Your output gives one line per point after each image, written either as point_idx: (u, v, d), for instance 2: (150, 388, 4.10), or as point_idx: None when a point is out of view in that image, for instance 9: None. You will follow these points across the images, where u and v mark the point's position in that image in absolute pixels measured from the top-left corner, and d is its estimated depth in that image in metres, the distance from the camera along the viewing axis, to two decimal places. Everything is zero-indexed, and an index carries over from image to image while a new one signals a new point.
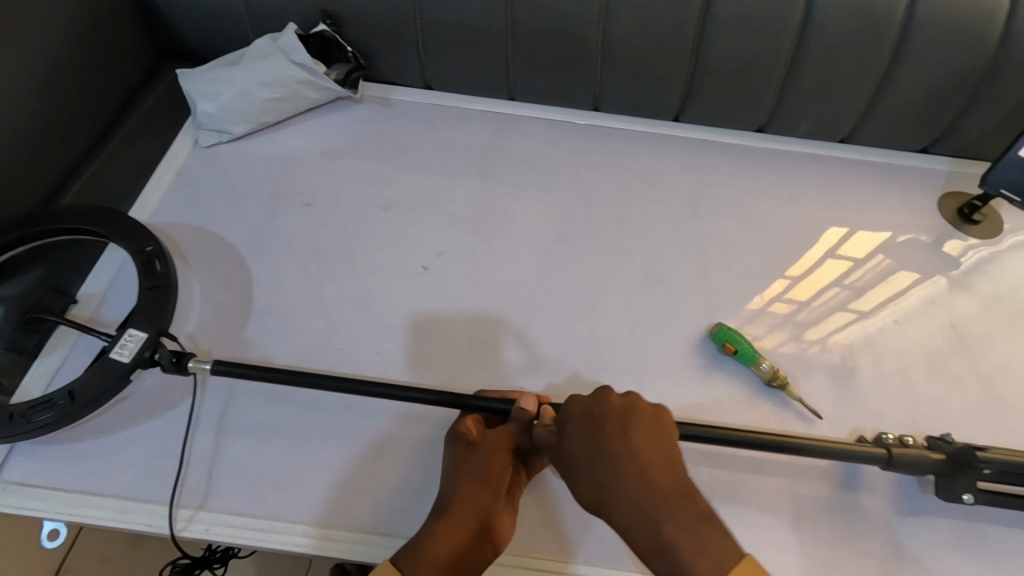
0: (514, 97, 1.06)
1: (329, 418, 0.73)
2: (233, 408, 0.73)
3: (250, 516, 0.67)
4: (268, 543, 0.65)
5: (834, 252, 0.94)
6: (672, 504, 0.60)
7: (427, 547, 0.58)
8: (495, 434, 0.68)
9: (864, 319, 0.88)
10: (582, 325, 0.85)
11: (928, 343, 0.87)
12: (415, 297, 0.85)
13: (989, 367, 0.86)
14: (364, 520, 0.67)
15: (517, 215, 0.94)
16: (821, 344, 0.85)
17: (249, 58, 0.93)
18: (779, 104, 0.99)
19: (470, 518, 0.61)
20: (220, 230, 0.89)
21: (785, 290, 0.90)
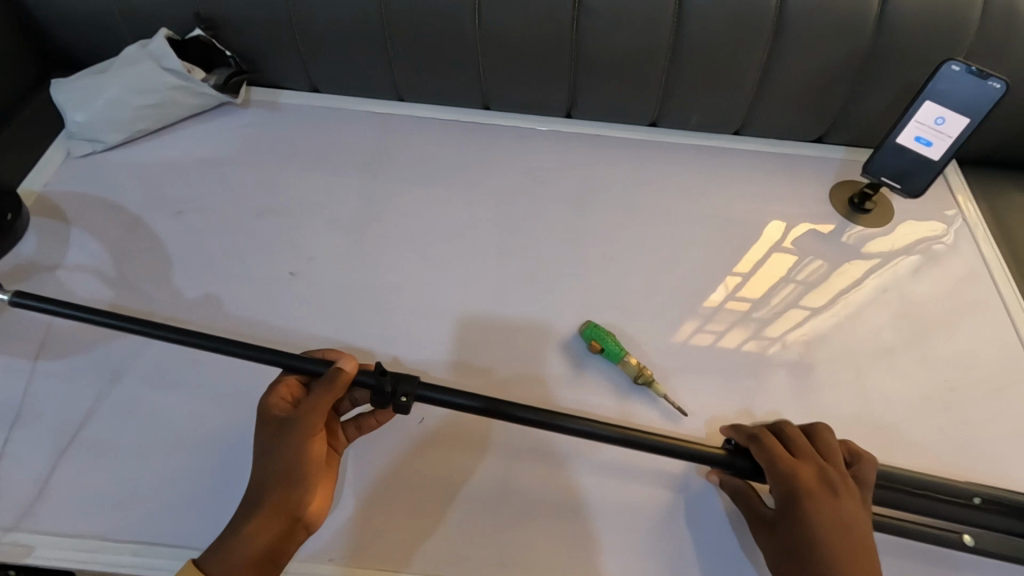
0: (403, 97, 1.04)
1: (164, 434, 0.72)
2: (61, 425, 0.72)
3: (61, 536, 0.66)
4: (75, 564, 0.65)
5: (779, 246, 0.93)
6: (840, 536, 0.62)
7: (236, 551, 0.59)
8: (305, 407, 0.64)
9: (743, 312, 0.87)
10: (453, 327, 0.83)
11: (813, 334, 0.86)
12: (283, 303, 0.83)
13: (870, 357, 0.85)
14: (185, 537, 0.66)
15: (396, 217, 0.92)
16: (706, 338, 0.84)
17: (120, 65, 0.92)
18: (666, 96, 0.98)
19: (283, 517, 0.61)
20: (85, 241, 0.87)
21: (736, 288, 0.89)
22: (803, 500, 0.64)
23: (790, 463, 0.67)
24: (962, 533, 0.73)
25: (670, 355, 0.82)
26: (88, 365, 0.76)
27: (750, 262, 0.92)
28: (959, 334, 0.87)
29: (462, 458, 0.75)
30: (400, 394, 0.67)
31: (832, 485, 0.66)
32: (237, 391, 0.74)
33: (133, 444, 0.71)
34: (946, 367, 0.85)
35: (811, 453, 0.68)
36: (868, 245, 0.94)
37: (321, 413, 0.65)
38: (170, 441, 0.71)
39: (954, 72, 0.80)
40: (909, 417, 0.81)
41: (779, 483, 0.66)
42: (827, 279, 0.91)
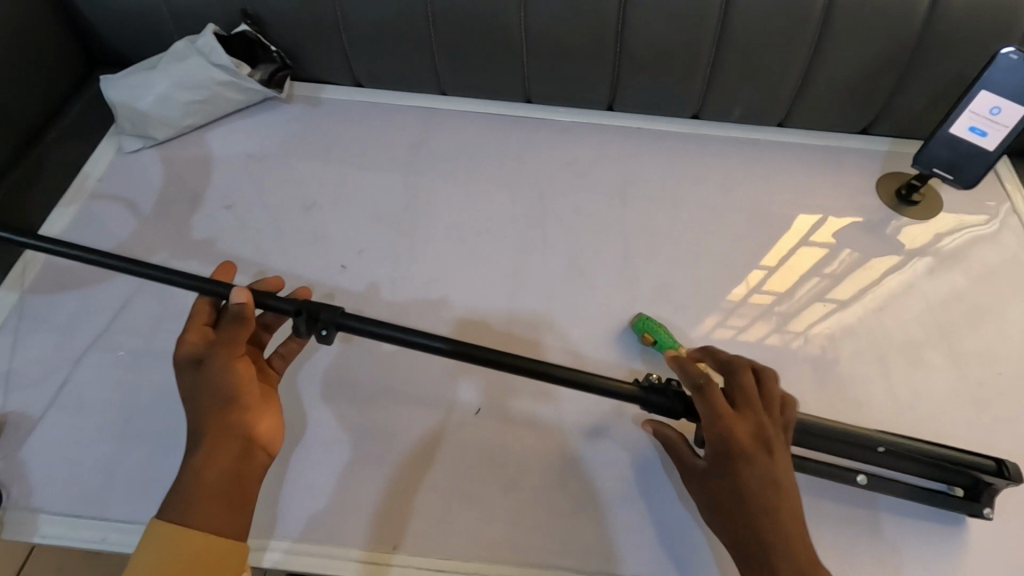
0: (445, 92, 1.04)
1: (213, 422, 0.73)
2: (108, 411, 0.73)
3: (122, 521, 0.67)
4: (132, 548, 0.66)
5: (809, 240, 0.93)
6: (769, 495, 0.60)
7: (192, 480, 0.58)
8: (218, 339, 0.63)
9: (779, 305, 0.87)
10: (501, 320, 0.84)
11: (843, 327, 0.85)
12: (333, 296, 0.84)
13: (913, 350, 0.84)
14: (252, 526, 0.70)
15: (441, 210, 0.93)
16: (723, 334, 0.84)
17: (168, 60, 0.93)
18: (710, 88, 0.98)
19: (232, 441, 0.60)
20: (139, 236, 0.88)
21: (760, 282, 0.89)
22: (737, 460, 0.61)
23: (727, 420, 0.62)
24: (856, 473, 0.73)
25: (716, 346, 0.83)
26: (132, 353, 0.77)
27: (777, 255, 0.91)
28: (1008, 329, 0.86)
29: (516, 447, 0.74)
30: (321, 328, 0.67)
31: (765, 441, 0.62)
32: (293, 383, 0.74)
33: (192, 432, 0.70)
34: (988, 361, 0.84)
35: (752, 407, 0.64)
36: (903, 237, 0.93)
37: (241, 341, 0.63)
38: None
39: (1012, 61, 0.79)
40: (954, 410, 0.80)
41: (713, 442, 0.62)
42: (850, 270, 0.90)
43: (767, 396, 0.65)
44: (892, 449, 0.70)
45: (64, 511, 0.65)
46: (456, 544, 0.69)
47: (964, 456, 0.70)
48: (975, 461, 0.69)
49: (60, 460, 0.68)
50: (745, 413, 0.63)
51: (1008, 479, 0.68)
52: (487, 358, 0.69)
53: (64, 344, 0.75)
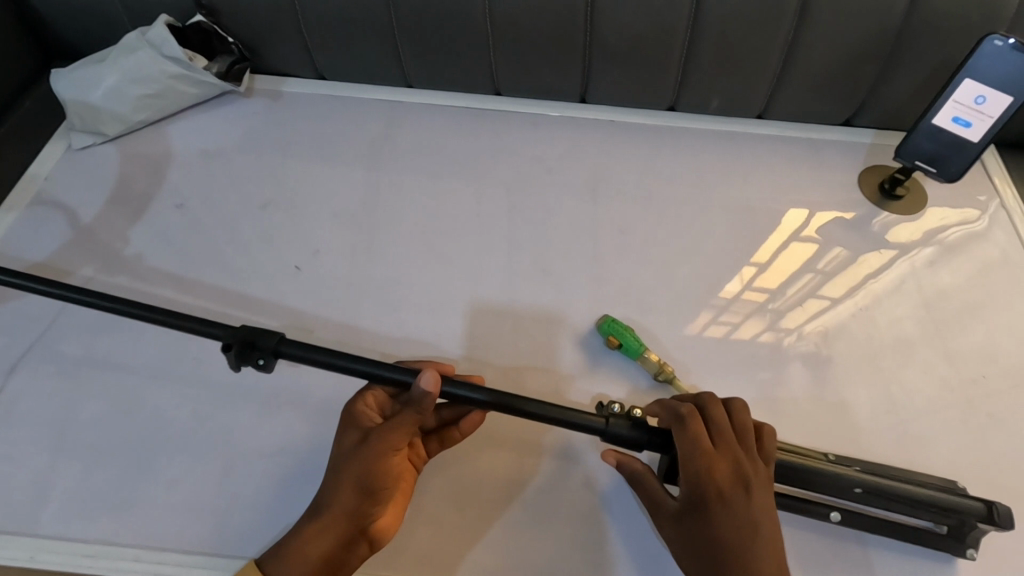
0: (412, 84, 1.00)
1: (139, 430, 0.67)
2: (27, 417, 0.68)
3: (29, 535, 0.62)
4: (36, 564, 0.61)
5: (800, 236, 0.89)
6: (751, 541, 0.57)
7: (295, 548, 0.55)
8: (389, 423, 0.59)
9: (775, 303, 0.83)
10: (464, 323, 0.80)
11: (837, 324, 0.82)
12: (287, 298, 0.81)
13: (905, 350, 0.81)
14: (166, 537, 0.62)
15: (403, 208, 0.89)
16: (721, 329, 0.81)
17: (118, 53, 0.89)
18: (685, 79, 0.94)
19: (339, 528, 0.56)
20: (87, 236, 0.85)
21: (755, 279, 0.85)
22: (715, 502, 0.58)
23: (705, 458, 0.59)
24: (833, 510, 0.68)
25: (688, 349, 0.79)
26: (59, 356, 0.72)
27: (765, 254, 0.87)
28: (995, 330, 0.83)
29: (474, 462, 0.70)
30: (257, 357, 0.60)
31: (745, 480, 0.59)
32: (237, 388, 0.70)
33: (130, 444, 0.67)
34: (981, 361, 0.80)
35: (730, 444, 0.61)
36: (891, 233, 0.89)
37: (394, 429, 0.59)
38: (167, 443, 0.67)
39: (996, 48, 0.75)
40: (943, 414, 0.76)
41: (689, 481, 0.59)
42: (845, 267, 0.87)
43: (744, 430, 0.62)
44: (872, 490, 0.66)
45: None
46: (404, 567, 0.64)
47: (951, 498, 0.65)
48: (965, 504, 0.65)
49: None
50: (723, 450, 0.60)
51: (998, 525, 0.64)
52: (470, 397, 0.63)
53: (4, 353, 0.72)
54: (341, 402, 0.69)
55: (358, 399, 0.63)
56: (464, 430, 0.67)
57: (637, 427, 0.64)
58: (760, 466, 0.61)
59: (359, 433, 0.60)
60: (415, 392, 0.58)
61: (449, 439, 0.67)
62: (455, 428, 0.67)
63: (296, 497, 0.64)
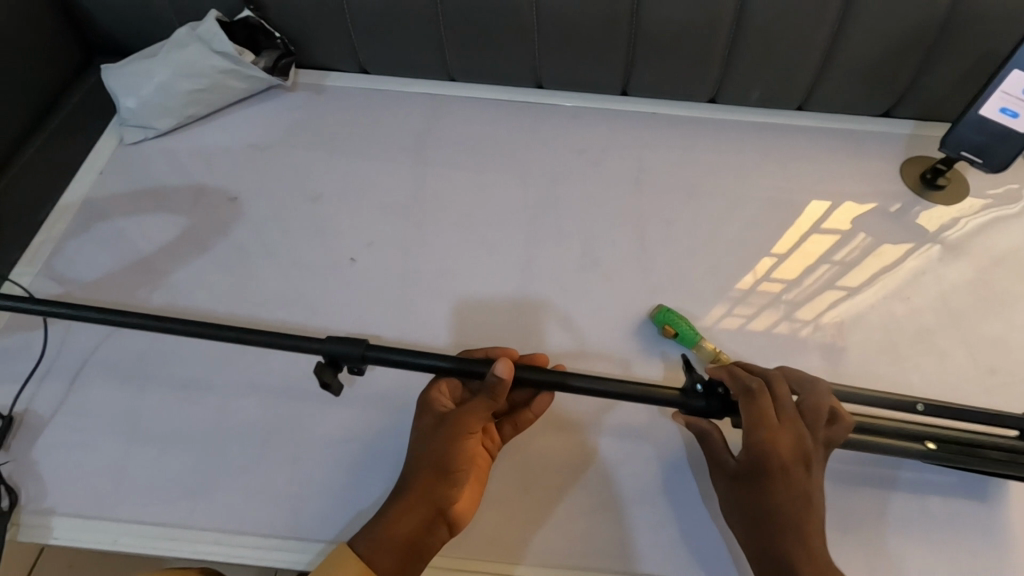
0: (453, 78, 1.01)
1: (210, 417, 0.69)
2: (100, 406, 0.70)
3: (110, 520, 0.64)
4: (118, 548, 0.63)
5: (821, 227, 0.90)
6: (802, 515, 0.59)
7: (384, 534, 0.57)
8: (464, 407, 0.62)
9: (788, 294, 0.84)
10: (516, 312, 0.81)
11: (851, 315, 0.83)
12: (343, 289, 0.82)
13: (925, 339, 0.82)
14: (243, 522, 0.64)
15: (451, 200, 0.90)
16: (733, 322, 0.82)
17: (169, 48, 0.90)
18: (727, 72, 0.95)
19: (424, 508, 0.58)
20: (143, 230, 0.86)
21: (773, 268, 0.86)
22: (773, 475, 0.60)
23: (768, 431, 0.61)
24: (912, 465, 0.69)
25: (736, 337, 0.81)
26: (129, 346, 0.74)
27: (784, 246, 0.88)
28: None
29: (537, 448, 0.71)
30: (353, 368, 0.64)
31: (805, 458, 0.61)
32: (303, 377, 0.72)
33: (202, 431, 0.68)
34: (1000, 350, 0.82)
35: (793, 419, 0.62)
36: (920, 219, 0.91)
37: (473, 413, 0.61)
38: (237, 430, 0.68)
39: None
40: (975, 400, 0.78)
41: (750, 451, 0.61)
42: (866, 257, 0.88)
43: (811, 408, 0.63)
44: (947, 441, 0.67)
45: (76, 512, 0.64)
46: (487, 549, 0.66)
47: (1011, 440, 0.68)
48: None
49: (71, 463, 0.67)
50: (788, 424, 0.62)
51: None
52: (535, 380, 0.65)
53: (73, 343, 0.74)
54: (404, 390, 0.71)
55: (430, 389, 0.65)
56: (536, 411, 0.69)
57: (715, 400, 0.65)
58: (821, 447, 0.62)
59: (434, 417, 0.63)
60: (489, 380, 0.60)
61: (522, 420, 0.69)
62: (527, 409, 0.69)
63: (363, 482, 0.66)
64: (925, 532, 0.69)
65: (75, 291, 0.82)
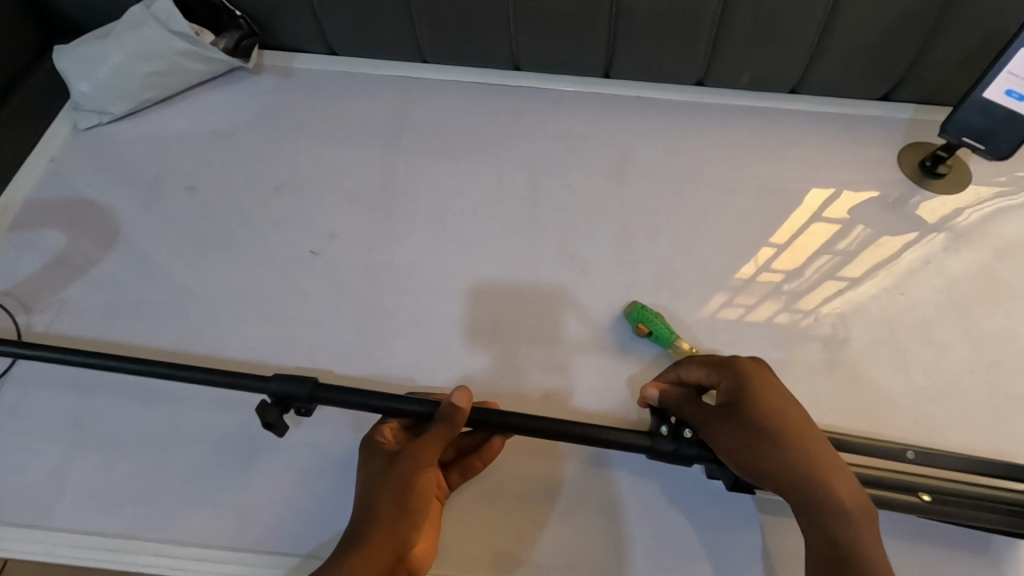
0: (427, 60, 0.96)
1: (157, 421, 0.66)
2: (40, 408, 0.66)
3: (46, 530, 0.61)
4: (56, 558, 0.60)
5: (818, 218, 0.85)
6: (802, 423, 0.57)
7: None
8: (420, 441, 0.58)
9: (790, 284, 0.80)
10: (485, 308, 0.77)
11: (852, 305, 0.78)
12: (302, 284, 0.78)
13: (922, 329, 0.77)
14: (187, 533, 0.61)
15: (420, 189, 0.86)
16: (731, 313, 0.77)
17: (121, 28, 0.85)
18: (715, 52, 0.89)
19: (386, 551, 0.52)
20: (94, 221, 0.82)
21: (770, 259, 0.82)
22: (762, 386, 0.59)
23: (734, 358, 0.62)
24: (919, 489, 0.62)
25: (721, 335, 0.76)
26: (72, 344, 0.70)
27: (787, 232, 0.84)
28: None
29: (502, 466, 0.67)
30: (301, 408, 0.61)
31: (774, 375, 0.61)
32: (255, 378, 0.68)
33: (149, 433, 0.65)
34: (1003, 350, 0.77)
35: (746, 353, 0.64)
36: (920, 211, 0.85)
37: (433, 448, 0.57)
38: (183, 437, 0.65)
39: None
40: (974, 401, 0.73)
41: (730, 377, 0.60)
42: (862, 249, 0.83)
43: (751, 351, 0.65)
44: (926, 459, 0.65)
45: (12, 520, 0.61)
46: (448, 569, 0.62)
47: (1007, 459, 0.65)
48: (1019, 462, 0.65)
49: (10, 468, 0.63)
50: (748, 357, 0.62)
51: None
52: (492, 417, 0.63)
53: None
54: None
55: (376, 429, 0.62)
56: (486, 459, 0.65)
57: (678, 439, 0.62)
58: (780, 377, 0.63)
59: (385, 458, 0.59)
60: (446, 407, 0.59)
61: (471, 470, 0.65)
62: (476, 457, 0.65)
63: (317, 489, 0.63)
64: (909, 544, 0.66)
65: (25, 285, 0.78)
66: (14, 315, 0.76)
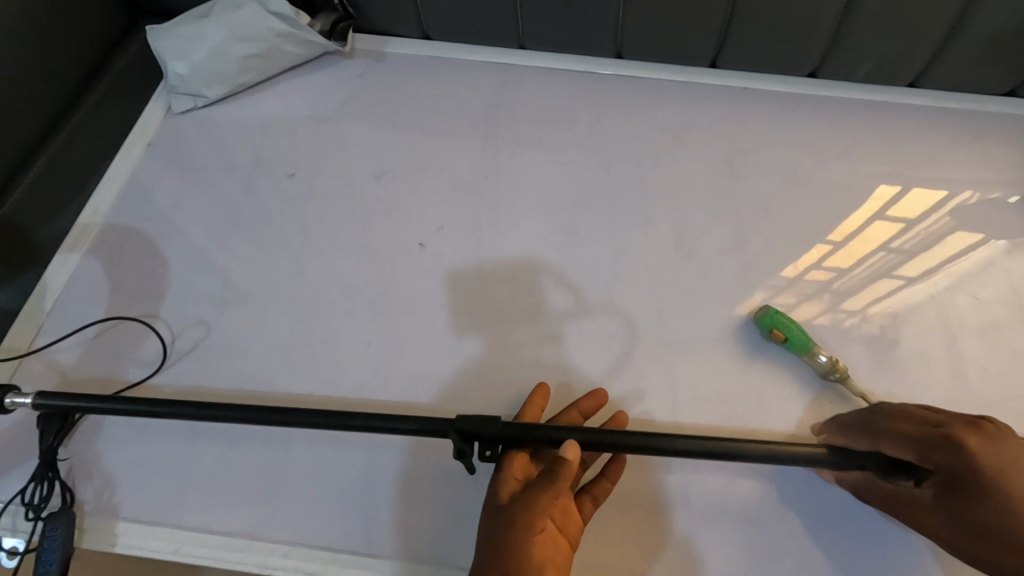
0: (524, 46, 0.92)
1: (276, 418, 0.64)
2: None
3: (173, 527, 0.59)
4: (183, 558, 0.58)
5: (946, 220, 0.81)
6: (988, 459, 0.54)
7: None
8: (531, 495, 0.54)
9: (838, 282, 0.76)
10: (601, 306, 0.74)
11: (904, 305, 0.75)
12: (412, 277, 0.76)
13: (984, 333, 0.74)
14: (316, 535, 0.59)
15: (526, 182, 0.82)
16: (847, 315, 0.74)
17: (220, 8, 0.83)
18: (836, 42, 0.84)
19: None
20: (195, 209, 0.80)
21: (823, 256, 0.78)
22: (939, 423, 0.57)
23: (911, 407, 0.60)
24: None
25: (850, 341, 0.72)
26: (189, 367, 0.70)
27: (842, 232, 0.79)
28: None
29: (627, 477, 0.65)
30: (485, 448, 0.58)
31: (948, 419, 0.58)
32: None
33: (270, 430, 0.63)
34: None
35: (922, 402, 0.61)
36: None
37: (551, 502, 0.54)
38: (306, 434, 0.63)
39: None
40: None
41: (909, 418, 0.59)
42: (923, 247, 0.79)
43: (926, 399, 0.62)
44: None
45: (138, 517, 0.60)
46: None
47: None
48: None
49: (130, 463, 0.62)
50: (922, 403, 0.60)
51: None
52: (672, 450, 0.59)
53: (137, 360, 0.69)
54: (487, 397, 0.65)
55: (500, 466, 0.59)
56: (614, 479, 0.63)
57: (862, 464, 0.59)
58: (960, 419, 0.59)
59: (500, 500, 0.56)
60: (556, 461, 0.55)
61: (601, 492, 0.62)
62: (604, 479, 0.63)
63: (449, 494, 0.60)
64: None
65: (128, 274, 0.76)
66: (118, 305, 0.74)
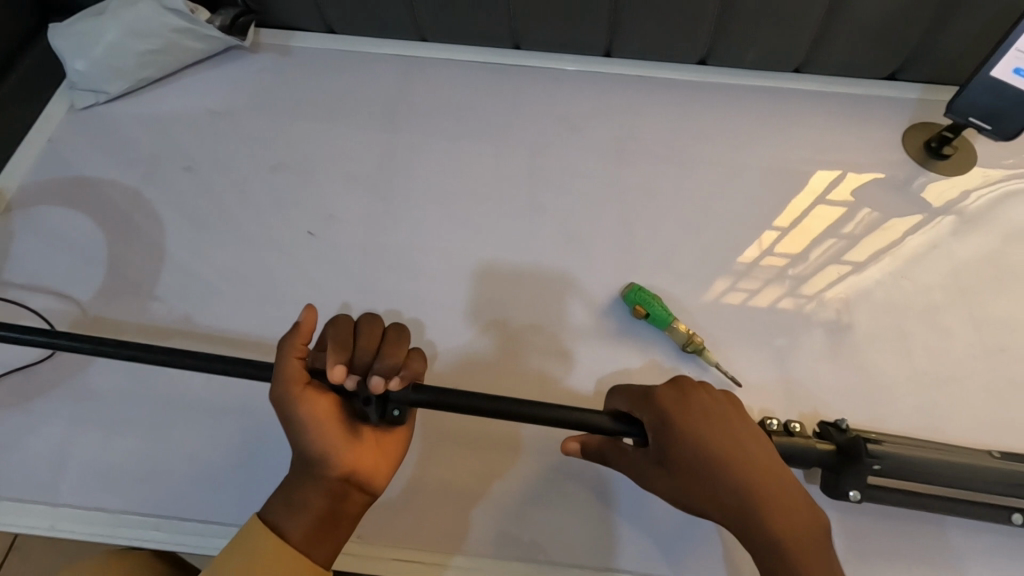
0: (425, 38, 0.94)
1: (152, 403, 0.66)
2: (33, 388, 0.67)
3: (50, 505, 0.62)
4: (59, 532, 0.62)
5: (821, 198, 0.84)
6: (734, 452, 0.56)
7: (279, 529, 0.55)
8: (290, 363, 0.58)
9: (795, 267, 0.79)
10: (483, 289, 0.77)
11: (858, 289, 0.78)
12: (300, 264, 0.78)
13: (911, 310, 0.77)
14: (187, 507, 0.62)
15: (417, 169, 0.85)
16: (718, 292, 0.77)
17: (117, 5, 0.85)
18: (719, 30, 0.87)
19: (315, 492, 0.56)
20: (90, 202, 0.82)
21: (775, 243, 0.81)
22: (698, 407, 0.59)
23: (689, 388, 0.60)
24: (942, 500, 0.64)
25: (719, 316, 0.76)
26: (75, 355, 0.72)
27: (790, 216, 0.83)
28: None
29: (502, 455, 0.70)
30: (391, 407, 0.58)
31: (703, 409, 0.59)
32: None
33: (148, 412, 0.66)
34: (1002, 331, 0.77)
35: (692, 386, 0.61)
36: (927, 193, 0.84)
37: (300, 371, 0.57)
38: (180, 416, 0.66)
39: None
40: (969, 383, 0.74)
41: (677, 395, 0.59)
42: (870, 232, 0.82)
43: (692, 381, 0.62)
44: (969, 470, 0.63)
45: (14, 496, 0.62)
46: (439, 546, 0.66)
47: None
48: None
49: (8, 446, 0.64)
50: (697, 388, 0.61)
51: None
52: (568, 420, 0.58)
53: None
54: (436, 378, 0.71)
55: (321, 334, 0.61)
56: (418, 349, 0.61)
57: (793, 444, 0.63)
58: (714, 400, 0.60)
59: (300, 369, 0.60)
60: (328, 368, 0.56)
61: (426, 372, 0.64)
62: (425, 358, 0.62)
63: None
64: (891, 528, 0.67)
65: (23, 266, 0.78)
66: (11, 296, 0.76)
